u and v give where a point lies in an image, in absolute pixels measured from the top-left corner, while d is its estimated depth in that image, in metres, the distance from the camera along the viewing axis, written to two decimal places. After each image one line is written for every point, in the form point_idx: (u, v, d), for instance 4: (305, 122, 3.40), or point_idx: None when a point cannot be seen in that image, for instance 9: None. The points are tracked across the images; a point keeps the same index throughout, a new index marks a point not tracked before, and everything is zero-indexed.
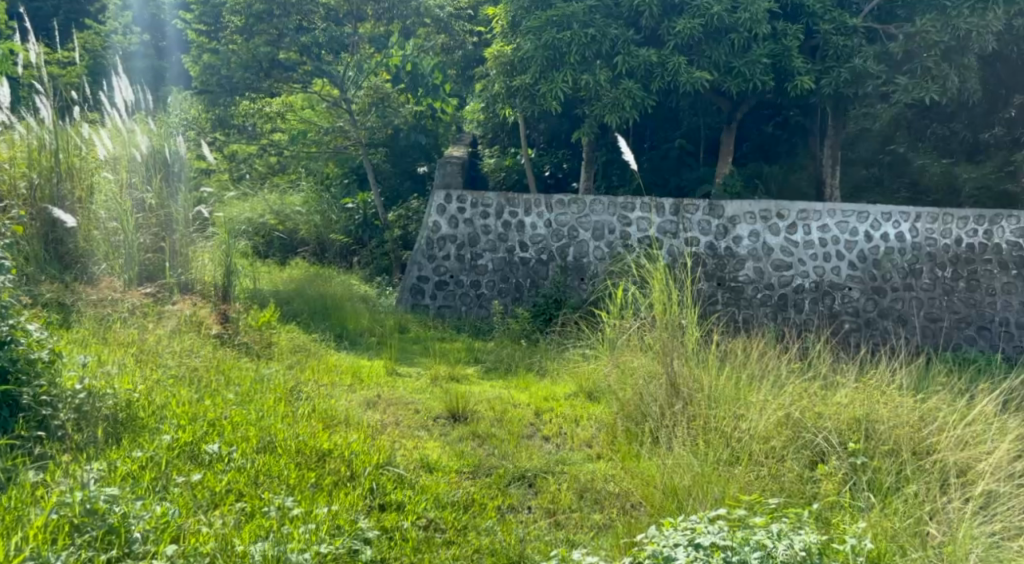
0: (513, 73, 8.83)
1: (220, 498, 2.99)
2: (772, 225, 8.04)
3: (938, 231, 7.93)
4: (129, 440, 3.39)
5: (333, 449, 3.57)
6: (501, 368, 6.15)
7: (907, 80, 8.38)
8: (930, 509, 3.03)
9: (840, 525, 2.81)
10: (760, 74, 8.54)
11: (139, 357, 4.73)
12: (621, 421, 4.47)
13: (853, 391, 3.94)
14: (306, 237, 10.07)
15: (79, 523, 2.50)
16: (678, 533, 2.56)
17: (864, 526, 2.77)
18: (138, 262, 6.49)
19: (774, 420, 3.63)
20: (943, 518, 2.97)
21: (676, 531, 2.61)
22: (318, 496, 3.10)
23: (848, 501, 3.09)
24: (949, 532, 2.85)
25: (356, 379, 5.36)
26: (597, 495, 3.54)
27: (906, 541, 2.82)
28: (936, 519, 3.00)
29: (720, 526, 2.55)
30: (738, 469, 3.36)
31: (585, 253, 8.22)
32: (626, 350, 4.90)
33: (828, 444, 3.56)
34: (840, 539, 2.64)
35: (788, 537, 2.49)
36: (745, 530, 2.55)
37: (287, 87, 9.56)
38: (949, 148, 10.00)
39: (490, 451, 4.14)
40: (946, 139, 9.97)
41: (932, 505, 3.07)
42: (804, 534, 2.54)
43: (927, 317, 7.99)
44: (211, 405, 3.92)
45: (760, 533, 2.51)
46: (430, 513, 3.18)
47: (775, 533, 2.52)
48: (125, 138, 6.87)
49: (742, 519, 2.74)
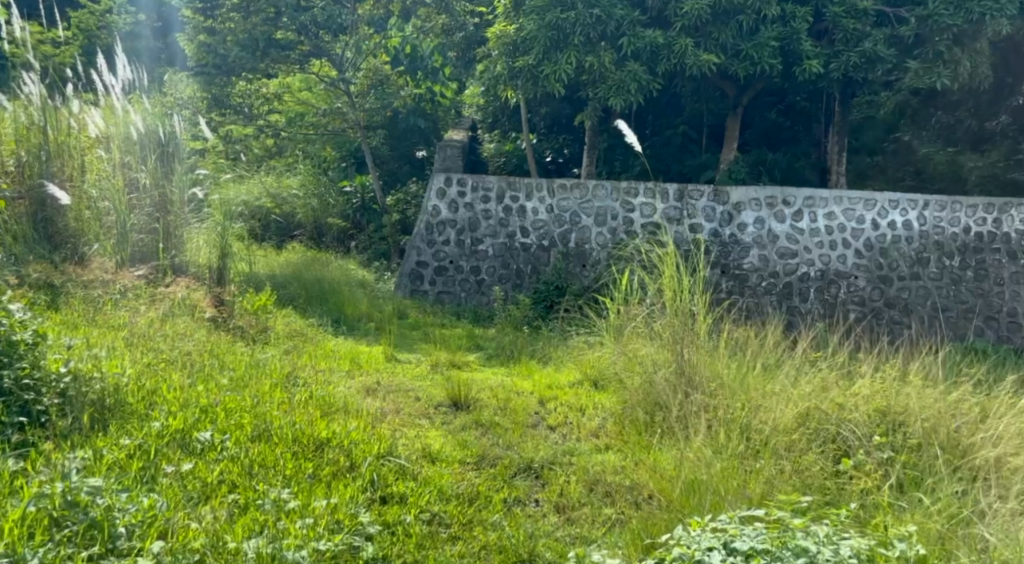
0: (516, 54, 8.55)
1: (213, 489, 2.82)
2: (778, 212, 7.87)
3: (946, 219, 7.77)
4: (116, 427, 3.21)
5: (333, 438, 3.40)
6: (502, 354, 5.99)
7: (917, 65, 8.23)
8: (976, 511, 2.87)
9: (880, 526, 2.64)
10: (769, 57, 8.30)
11: (130, 340, 4.55)
12: (630, 411, 4.32)
13: (873, 381, 3.77)
14: (302, 220, 9.83)
15: (59, 517, 2.32)
16: (709, 535, 2.39)
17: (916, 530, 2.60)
18: (131, 242, 6.31)
19: (792, 413, 3.45)
20: (992, 520, 2.81)
21: (704, 532, 2.45)
22: (316, 488, 2.92)
23: (889, 501, 2.92)
24: (1002, 536, 2.69)
25: (354, 365, 5.20)
26: (609, 488, 3.39)
27: (947, 546, 2.67)
28: (984, 520, 2.85)
29: (755, 527, 2.38)
30: (756, 460, 3.20)
31: (587, 239, 8.04)
32: (634, 339, 4.78)
33: (851, 435, 3.40)
34: (881, 543, 2.48)
35: (832, 542, 2.32)
36: (781, 531, 2.38)
37: (285, 66, 9.27)
38: (954, 136, 9.85)
39: (493, 440, 3.98)
40: (951, 127, 9.85)
41: (976, 507, 2.91)
42: (848, 539, 2.38)
43: (934, 306, 7.83)
44: (204, 391, 3.74)
45: (798, 535, 2.34)
46: (434, 506, 3.00)
47: (818, 538, 2.34)
48: (120, 117, 6.62)
49: (777, 519, 2.57)
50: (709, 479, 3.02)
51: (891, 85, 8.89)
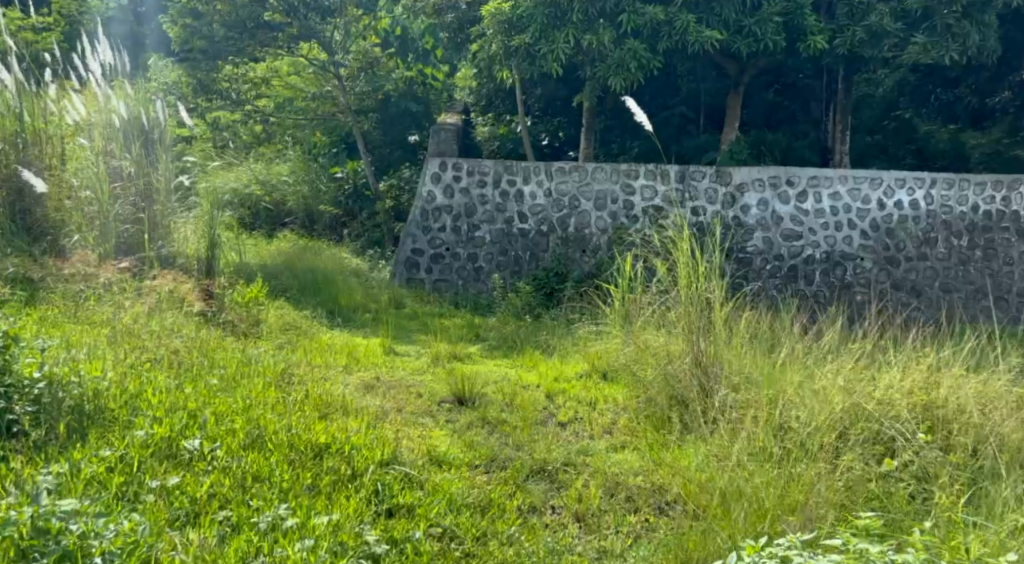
0: (512, 32, 8.21)
1: (202, 507, 2.56)
2: (782, 193, 7.60)
3: (954, 198, 7.52)
4: (95, 437, 2.95)
5: (332, 443, 3.15)
6: (505, 345, 5.72)
7: (925, 39, 7.95)
8: None
9: (951, 541, 2.39)
10: (772, 34, 8.03)
11: (114, 338, 4.29)
12: (646, 406, 4.08)
13: (906, 372, 3.52)
14: (293, 208, 9.62)
15: (27, 548, 2.06)
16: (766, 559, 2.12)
17: (1004, 553, 2.33)
18: (115, 234, 6.00)
19: (835, 408, 3.19)
20: None
21: (759, 557, 2.18)
22: (316, 503, 2.67)
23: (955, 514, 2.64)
24: None
25: (352, 358, 4.95)
26: (629, 492, 3.16)
27: None
28: None
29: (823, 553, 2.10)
30: (789, 460, 2.97)
31: (587, 223, 7.77)
32: (645, 331, 4.55)
33: (891, 431, 3.15)
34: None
35: None
36: (846, 555, 2.12)
37: (274, 51, 8.92)
38: (953, 113, 9.74)
39: (502, 440, 3.73)
40: (950, 105, 9.75)
41: None
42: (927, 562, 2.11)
43: (942, 287, 7.62)
44: (191, 393, 3.48)
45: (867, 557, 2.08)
46: (445, 520, 2.74)
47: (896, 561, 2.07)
48: (101, 104, 6.29)
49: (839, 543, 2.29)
50: (743, 487, 2.79)
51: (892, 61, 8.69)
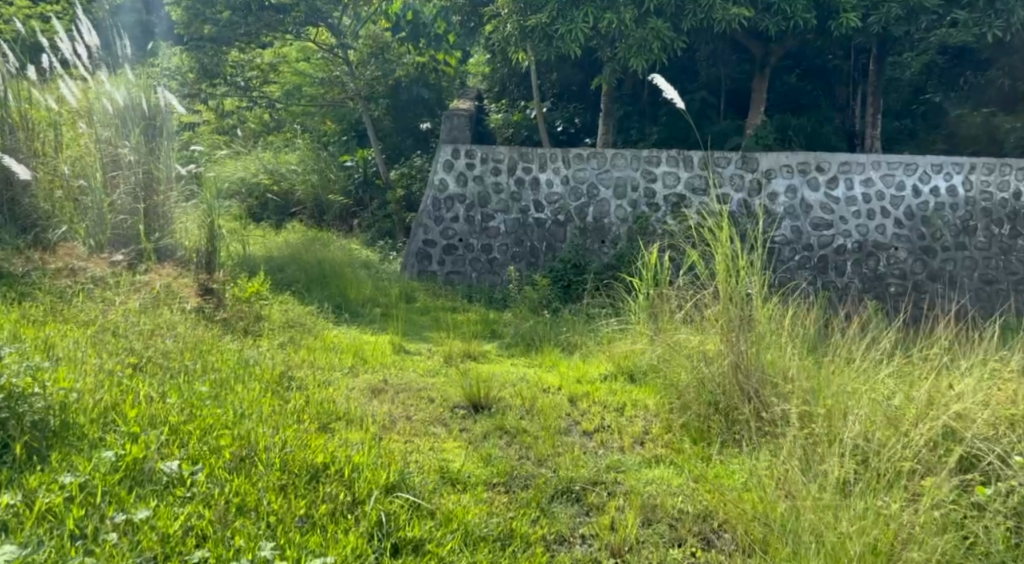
0: (527, 12, 7.69)
1: (173, 546, 2.17)
2: (811, 179, 7.13)
3: (994, 183, 7.06)
4: (60, 460, 2.57)
5: (328, 465, 2.74)
6: (523, 342, 5.32)
7: (966, 16, 7.60)
8: None
9: None
10: (802, 11, 7.49)
11: (99, 340, 3.91)
12: (679, 414, 3.69)
13: (991, 378, 3.08)
14: (302, 198, 9.23)
15: None
16: None
17: None
18: (110, 226, 5.61)
19: (918, 438, 2.75)
20: None
21: None
22: (306, 541, 2.29)
23: None
24: None
25: (359, 359, 4.56)
26: (673, 521, 2.76)
27: None
28: None
29: None
30: (866, 491, 2.55)
31: (606, 213, 7.33)
32: (675, 329, 4.14)
33: (984, 455, 2.75)
34: None
35: None
36: None
37: (280, 35, 8.42)
38: (984, 97, 8.91)
39: (521, 454, 3.32)
40: (982, 88, 8.93)
41: None
42: None
43: (982, 278, 7.15)
44: (173, 404, 3.08)
45: None
46: (458, 559, 2.37)
47: None
48: (97, 90, 5.88)
49: None
50: (823, 534, 2.39)
51: (917, 44, 8.62)
